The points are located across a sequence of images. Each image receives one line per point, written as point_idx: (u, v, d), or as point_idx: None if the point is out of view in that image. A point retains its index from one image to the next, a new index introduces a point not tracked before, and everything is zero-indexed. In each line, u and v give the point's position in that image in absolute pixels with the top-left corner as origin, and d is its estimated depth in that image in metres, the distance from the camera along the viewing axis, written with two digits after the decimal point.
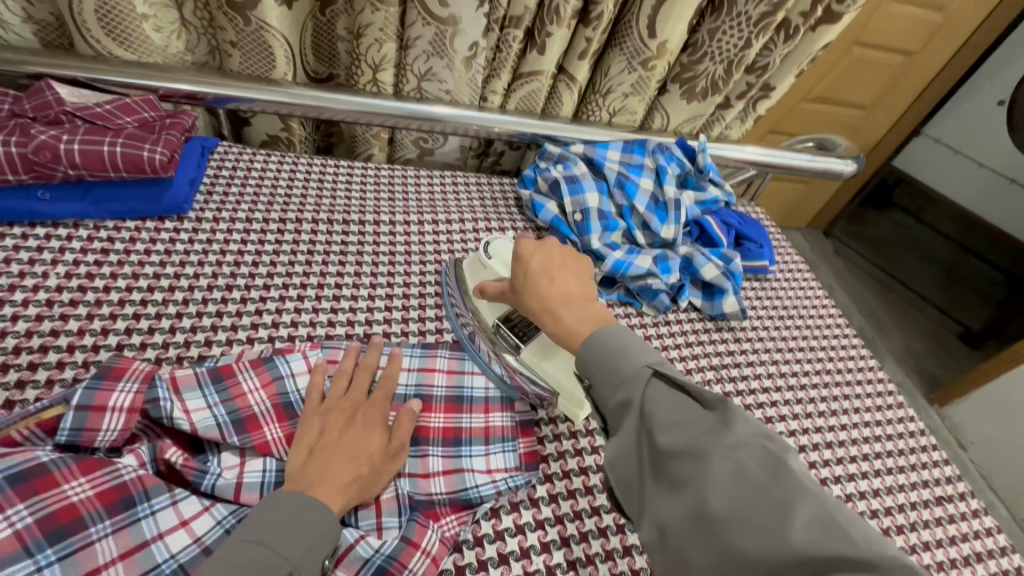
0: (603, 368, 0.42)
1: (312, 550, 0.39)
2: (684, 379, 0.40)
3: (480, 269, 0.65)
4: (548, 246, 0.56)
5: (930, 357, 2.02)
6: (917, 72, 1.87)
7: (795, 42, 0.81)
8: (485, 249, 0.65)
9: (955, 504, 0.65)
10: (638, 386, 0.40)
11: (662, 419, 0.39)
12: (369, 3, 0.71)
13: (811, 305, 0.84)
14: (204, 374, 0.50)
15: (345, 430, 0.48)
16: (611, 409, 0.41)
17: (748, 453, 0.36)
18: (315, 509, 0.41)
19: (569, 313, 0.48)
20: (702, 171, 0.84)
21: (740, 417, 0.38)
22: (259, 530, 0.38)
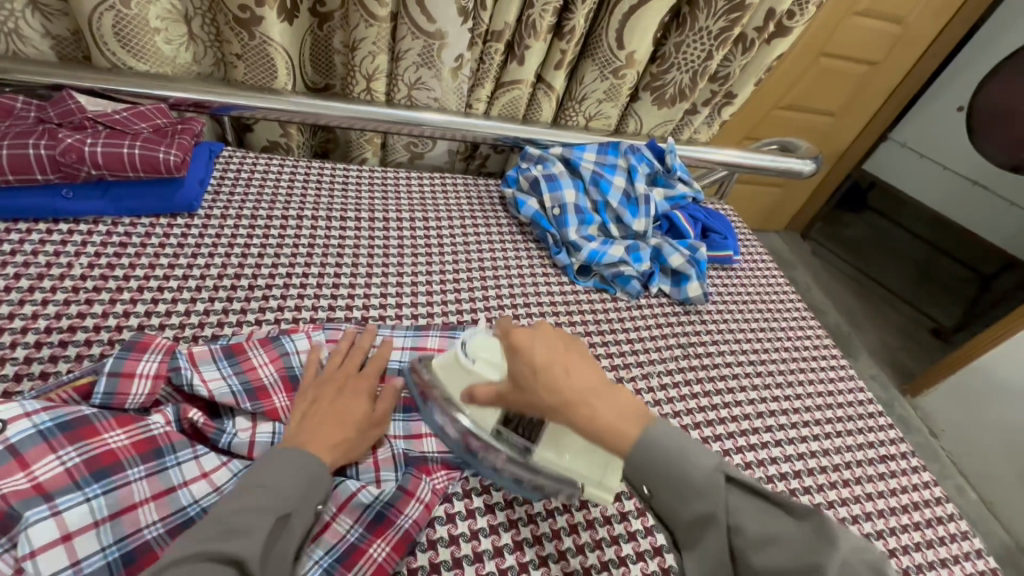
0: (673, 479, 0.42)
1: (307, 494, 0.44)
2: (758, 484, 0.41)
3: (460, 370, 0.53)
4: (542, 332, 0.50)
5: (902, 351, 2.11)
6: (880, 80, 1.98)
7: (752, 53, 0.89)
8: (465, 346, 0.54)
9: (898, 462, 0.72)
10: (718, 500, 0.41)
11: (753, 538, 0.40)
12: (363, 19, 0.78)
13: (772, 291, 0.92)
14: (218, 350, 0.55)
15: (336, 397, 0.53)
16: (689, 521, 0.42)
17: (847, 562, 0.38)
18: (312, 462, 0.46)
19: (601, 405, 0.45)
20: (671, 170, 0.92)
21: (835, 528, 0.39)
22: (260, 478, 0.43)
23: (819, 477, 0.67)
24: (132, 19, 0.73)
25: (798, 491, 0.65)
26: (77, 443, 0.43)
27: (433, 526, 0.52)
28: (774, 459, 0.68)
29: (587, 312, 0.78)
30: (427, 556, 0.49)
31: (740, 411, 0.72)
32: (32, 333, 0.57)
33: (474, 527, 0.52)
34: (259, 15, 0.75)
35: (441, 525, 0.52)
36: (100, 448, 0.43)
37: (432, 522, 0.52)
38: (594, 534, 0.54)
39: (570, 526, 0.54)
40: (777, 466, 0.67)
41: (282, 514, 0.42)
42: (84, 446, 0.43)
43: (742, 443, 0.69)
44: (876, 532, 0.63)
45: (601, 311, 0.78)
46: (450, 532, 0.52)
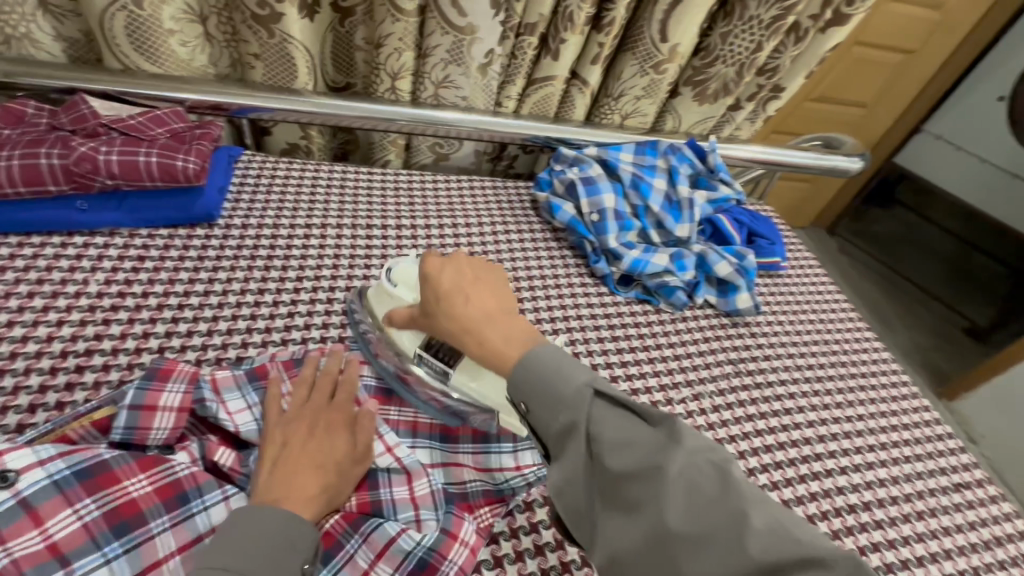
0: (543, 393, 0.42)
1: (281, 560, 0.39)
2: (624, 396, 0.41)
3: (386, 297, 0.59)
4: (455, 262, 0.54)
5: (937, 353, 2.04)
6: (917, 70, 1.89)
7: (805, 44, 0.82)
8: (388, 275, 0.60)
9: (972, 489, 0.66)
10: (581, 408, 0.40)
11: (610, 442, 0.39)
12: (389, 14, 0.73)
13: (823, 300, 0.86)
14: (242, 375, 0.52)
15: (307, 441, 0.46)
16: (555, 433, 0.41)
17: (694, 467, 0.37)
18: (282, 520, 0.40)
19: (494, 331, 0.47)
20: (713, 171, 0.87)
21: (686, 432, 0.39)
22: (219, 556, 0.37)
23: (888, 508, 0.62)
24: (147, 19, 0.69)
25: (868, 524, 0.60)
26: (94, 495, 0.39)
27: (479, 571, 0.47)
28: (839, 488, 0.63)
29: (630, 325, 0.73)
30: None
31: (799, 434, 0.67)
32: (47, 358, 0.53)
33: (524, 572, 0.48)
34: (279, 12, 0.71)
35: (488, 570, 0.47)
36: (119, 498, 0.39)
37: (478, 566, 0.47)
38: None
39: None
40: (842, 496, 0.62)
41: None
42: (102, 497, 0.39)
43: (804, 470, 0.64)
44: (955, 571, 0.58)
45: (644, 325, 0.73)
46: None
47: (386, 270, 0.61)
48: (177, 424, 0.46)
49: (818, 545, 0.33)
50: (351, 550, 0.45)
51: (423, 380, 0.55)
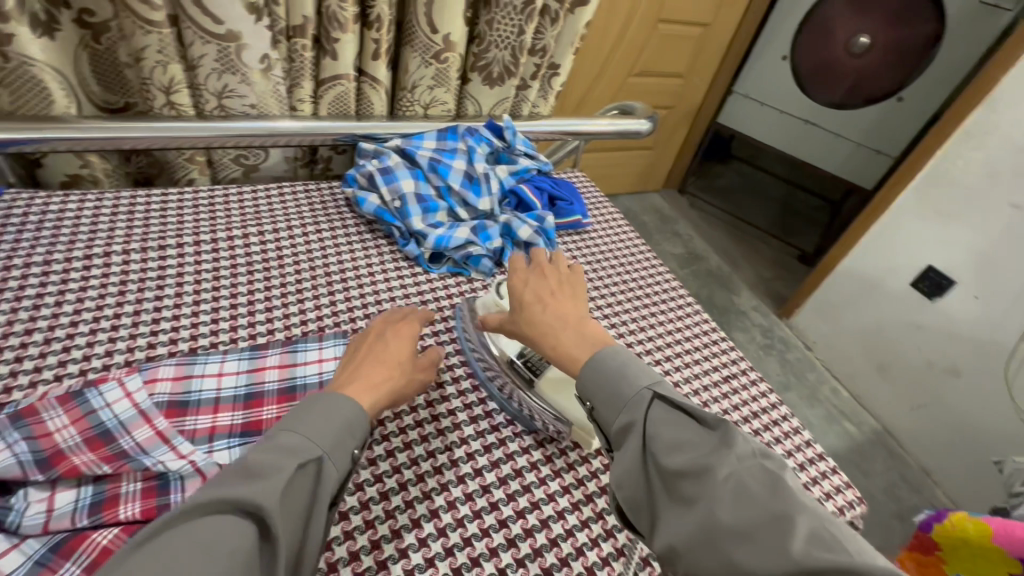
0: (607, 392, 0.49)
1: (340, 440, 0.45)
2: (684, 403, 0.47)
3: (495, 308, 0.69)
4: (537, 274, 0.63)
5: (775, 280, 2.35)
6: (714, 39, 2.15)
7: (561, 23, 0.92)
8: (501, 290, 0.70)
9: (745, 375, 0.78)
10: (640, 409, 0.47)
11: (667, 442, 0.44)
12: (139, 27, 0.71)
13: (624, 247, 0.97)
14: (2, 420, 0.49)
15: (376, 349, 0.56)
16: (616, 431, 0.47)
17: (745, 472, 0.42)
18: (348, 409, 0.47)
19: (566, 333, 0.55)
20: (510, 146, 0.94)
21: (739, 438, 0.44)
22: (299, 420, 0.45)
23: None
24: None
25: None
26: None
27: None
28: None
29: (442, 296, 0.77)
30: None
31: None
32: None
33: (326, 538, 0.50)
34: (4, 33, 0.66)
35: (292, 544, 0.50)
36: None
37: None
38: (456, 513, 0.54)
39: (430, 512, 0.54)
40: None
41: (313, 458, 0.43)
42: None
43: None
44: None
45: (459, 295, 0.78)
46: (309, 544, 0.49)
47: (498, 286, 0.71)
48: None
49: (867, 562, 0.36)
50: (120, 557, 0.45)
51: (512, 384, 0.64)
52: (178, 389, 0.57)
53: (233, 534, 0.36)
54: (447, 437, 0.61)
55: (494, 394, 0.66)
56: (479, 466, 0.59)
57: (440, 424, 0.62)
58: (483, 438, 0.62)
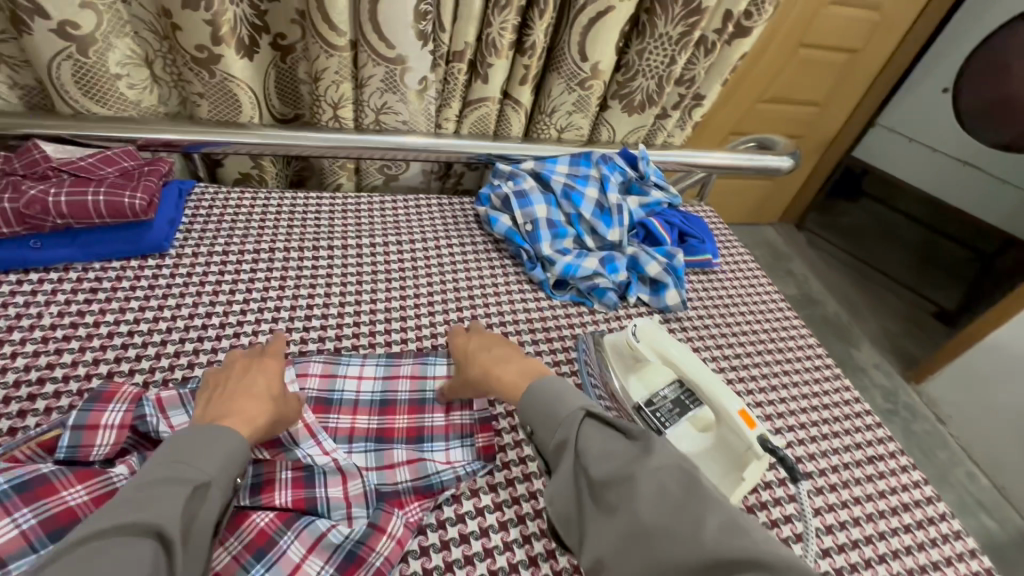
0: (544, 415, 0.51)
1: (226, 466, 0.45)
2: (610, 417, 0.50)
3: (627, 348, 0.65)
4: (475, 334, 0.65)
5: (905, 337, 2.09)
6: (863, 67, 1.95)
7: (716, 55, 0.88)
8: (634, 330, 0.64)
9: (894, 458, 0.69)
10: (573, 428, 0.49)
11: (593, 454, 0.47)
12: (323, 50, 0.78)
13: (755, 292, 0.90)
14: (187, 394, 0.55)
15: (241, 377, 0.54)
16: (552, 448, 0.49)
17: (666, 474, 0.44)
18: (225, 435, 0.46)
19: (509, 368, 0.57)
20: (644, 177, 0.91)
21: (659, 444, 0.47)
22: (177, 452, 0.43)
23: (816, 480, 0.65)
24: (93, 65, 0.74)
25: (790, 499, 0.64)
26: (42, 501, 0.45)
27: (406, 561, 0.51)
28: None
29: (565, 325, 0.77)
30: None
31: None
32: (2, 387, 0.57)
33: (448, 559, 0.52)
34: (217, 53, 0.76)
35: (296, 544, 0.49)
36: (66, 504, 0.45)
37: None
38: (572, 558, 0.54)
39: (548, 551, 0.54)
40: (772, 471, 0.63)
41: (201, 483, 0.42)
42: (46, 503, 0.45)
43: None
44: (878, 535, 0.60)
45: (580, 325, 0.77)
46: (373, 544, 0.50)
47: (631, 324, 0.65)
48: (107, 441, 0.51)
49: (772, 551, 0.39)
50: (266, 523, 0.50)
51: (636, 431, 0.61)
52: (325, 388, 0.62)
53: (138, 557, 0.36)
54: None
55: None
56: None
57: None
58: None
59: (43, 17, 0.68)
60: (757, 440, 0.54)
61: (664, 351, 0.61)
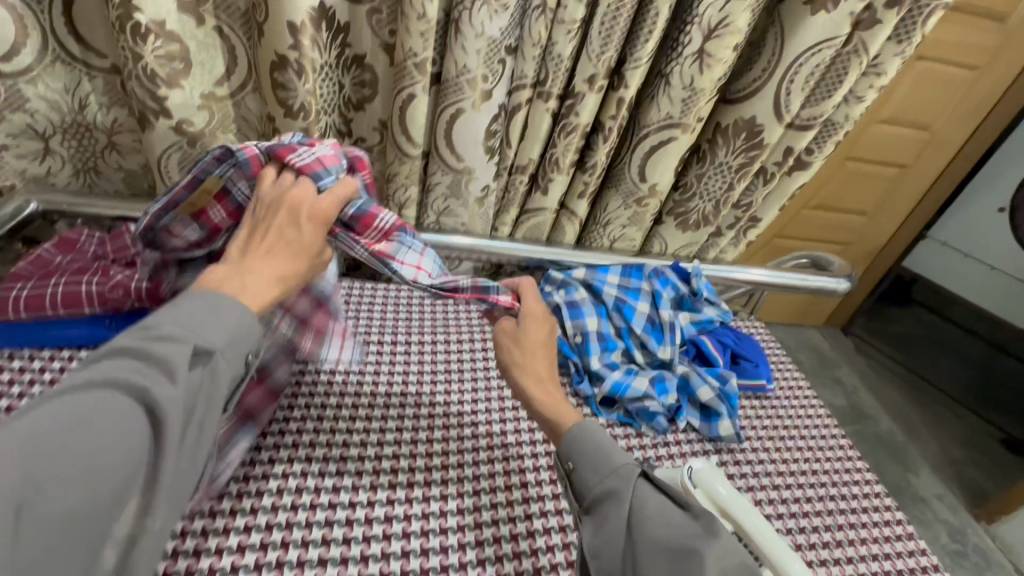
0: (593, 463, 0.56)
1: (233, 339, 0.46)
2: (669, 487, 0.54)
3: (682, 491, 0.60)
4: (525, 326, 0.69)
5: (969, 466, 1.92)
6: (913, 183, 1.95)
7: (773, 184, 0.89)
8: (689, 472, 0.60)
9: None
10: (626, 481, 0.54)
11: (650, 517, 0.51)
12: (398, 157, 0.83)
13: (813, 425, 0.85)
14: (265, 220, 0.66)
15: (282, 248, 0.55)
16: (599, 493, 0.54)
17: (732, 562, 0.46)
18: (223, 305, 0.47)
19: (541, 389, 0.65)
20: (696, 293, 0.91)
21: (724, 529, 0.49)
22: (182, 314, 0.45)
23: None
24: (197, 156, 0.81)
25: None
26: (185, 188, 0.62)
27: None
28: None
29: None
30: None
31: None
32: None
33: None
34: None
35: (229, 556, 0.55)
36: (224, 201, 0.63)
37: None
38: None
39: None
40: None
41: (207, 349, 0.45)
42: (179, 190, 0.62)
43: None
44: None
45: (626, 449, 0.74)
46: None
47: (686, 465, 0.61)
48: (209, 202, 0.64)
49: None
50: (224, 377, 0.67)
51: None
52: (382, 257, 0.63)
53: (117, 430, 0.39)
54: None
55: None
56: None
57: None
58: None
59: (166, 116, 0.76)
60: None
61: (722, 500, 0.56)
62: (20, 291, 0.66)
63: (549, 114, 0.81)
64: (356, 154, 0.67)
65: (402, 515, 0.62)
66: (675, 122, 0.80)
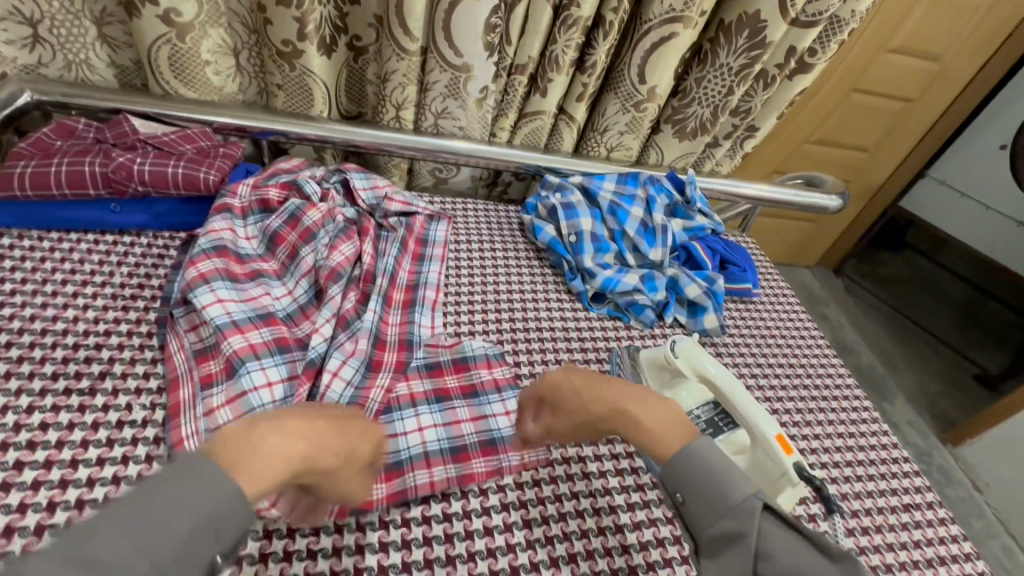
0: (709, 495, 0.44)
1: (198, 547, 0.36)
2: (795, 517, 0.43)
3: (665, 365, 0.65)
4: (571, 367, 0.57)
5: (943, 397, 2.01)
6: (917, 117, 1.92)
7: (773, 89, 0.89)
8: (673, 346, 0.65)
9: (933, 509, 0.66)
10: (750, 521, 0.42)
11: (782, 563, 0.40)
12: (394, 53, 0.82)
13: (793, 326, 0.88)
14: (285, 260, 0.71)
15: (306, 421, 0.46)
16: (717, 537, 0.43)
17: None
18: (215, 484, 0.37)
19: (649, 412, 0.49)
20: (690, 202, 0.92)
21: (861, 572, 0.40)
22: (165, 490, 0.36)
23: (848, 521, 0.62)
24: (187, 50, 0.80)
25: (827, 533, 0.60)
26: (189, 393, 0.57)
27: (431, 545, 0.54)
28: None
29: (600, 338, 0.77)
30: (399, 512, 0.55)
31: None
32: (72, 335, 0.61)
33: (472, 549, 0.54)
34: (301, 49, 0.81)
35: None
36: (232, 339, 0.59)
37: (407, 523, 0.55)
38: (594, 564, 0.55)
39: (570, 555, 0.56)
40: (803, 505, 0.62)
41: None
42: (189, 361, 0.59)
43: None
44: None
45: (614, 338, 0.78)
46: None
47: (670, 340, 0.66)
48: (258, 246, 0.72)
49: None
50: (163, 325, 0.63)
51: None
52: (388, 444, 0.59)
53: None
54: (592, 482, 0.62)
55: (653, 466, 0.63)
56: (622, 523, 0.59)
57: (585, 467, 0.63)
58: (629, 495, 0.61)
59: (153, 3, 0.73)
60: (794, 467, 0.54)
61: (706, 372, 0.62)
62: (24, 169, 0.67)
63: (550, 7, 0.79)
64: (404, 281, 0.77)
65: (478, 491, 0.59)
66: (677, 16, 0.79)
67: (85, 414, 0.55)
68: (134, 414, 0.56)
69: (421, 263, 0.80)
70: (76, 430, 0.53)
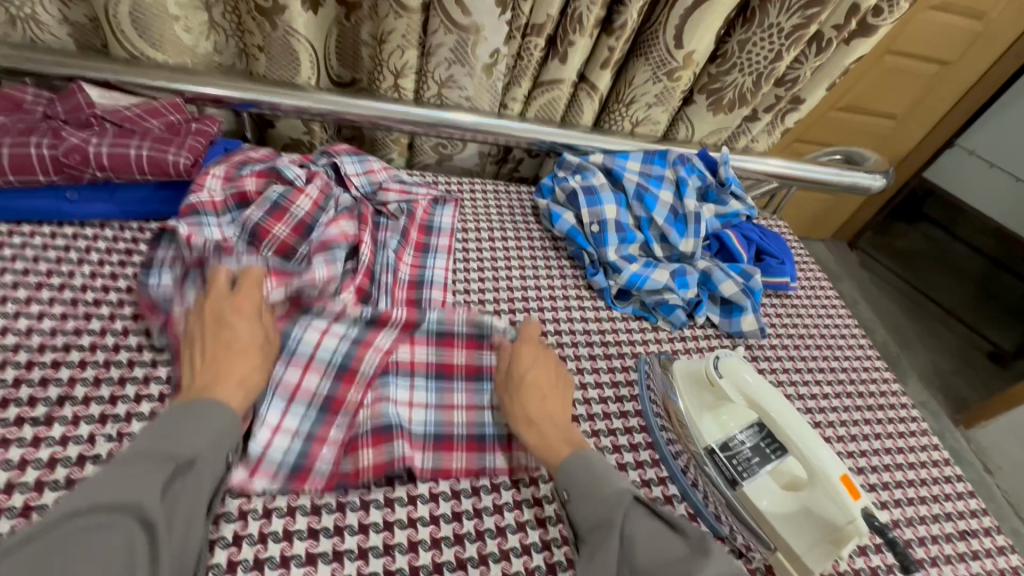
0: (587, 490, 0.47)
1: (213, 443, 0.44)
2: (662, 509, 0.46)
3: (706, 383, 0.57)
4: (542, 356, 0.59)
5: (957, 377, 1.96)
6: (954, 83, 1.78)
7: (828, 55, 0.78)
8: (715, 364, 0.56)
9: (990, 536, 0.61)
10: (619, 508, 0.45)
11: (643, 538, 0.43)
12: (391, 9, 0.70)
13: (834, 324, 0.81)
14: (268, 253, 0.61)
15: (217, 328, 0.52)
16: (592, 529, 0.45)
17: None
18: (207, 407, 0.46)
19: (553, 431, 0.53)
20: (724, 183, 0.82)
21: (714, 547, 0.43)
22: (167, 423, 0.44)
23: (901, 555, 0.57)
24: (150, 5, 0.68)
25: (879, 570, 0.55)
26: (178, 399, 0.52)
27: None
28: None
29: (626, 342, 0.69)
30: (406, 558, 0.48)
31: None
32: (25, 351, 0.53)
33: None
34: (282, 4, 0.69)
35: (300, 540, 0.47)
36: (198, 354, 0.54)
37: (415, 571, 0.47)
38: None
39: None
40: None
41: (183, 461, 0.42)
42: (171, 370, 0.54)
43: None
44: None
45: (640, 342, 0.70)
46: (409, 514, 0.50)
47: (712, 355, 0.57)
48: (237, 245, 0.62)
49: None
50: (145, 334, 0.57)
51: (710, 479, 0.55)
52: (376, 419, 0.54)
53: (114, 542, 0.36)
54: None
55: (692, 497, 0.56)
56: None
57: None
58: None
59: None
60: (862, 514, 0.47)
61: (752, 393, 0.53)
62: None
63: None
64: (405, 276, 0.68)
65: (494, 528, 0.51)
66: None
67: (40, 449, 0.47)
68: (98, 447, 0.49)
69: (425, 256, 0.71)
70: (30, 469, 0.46)
